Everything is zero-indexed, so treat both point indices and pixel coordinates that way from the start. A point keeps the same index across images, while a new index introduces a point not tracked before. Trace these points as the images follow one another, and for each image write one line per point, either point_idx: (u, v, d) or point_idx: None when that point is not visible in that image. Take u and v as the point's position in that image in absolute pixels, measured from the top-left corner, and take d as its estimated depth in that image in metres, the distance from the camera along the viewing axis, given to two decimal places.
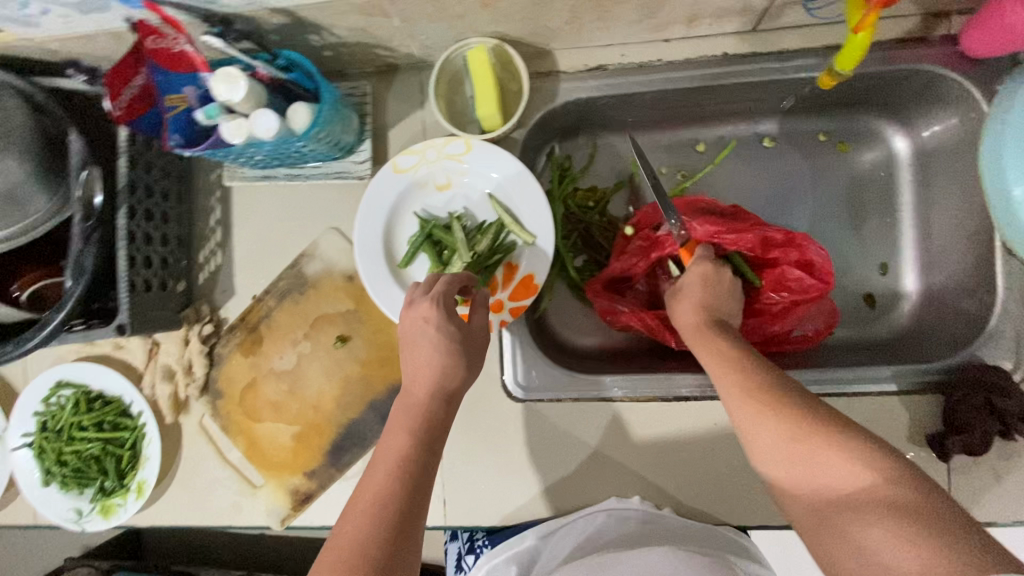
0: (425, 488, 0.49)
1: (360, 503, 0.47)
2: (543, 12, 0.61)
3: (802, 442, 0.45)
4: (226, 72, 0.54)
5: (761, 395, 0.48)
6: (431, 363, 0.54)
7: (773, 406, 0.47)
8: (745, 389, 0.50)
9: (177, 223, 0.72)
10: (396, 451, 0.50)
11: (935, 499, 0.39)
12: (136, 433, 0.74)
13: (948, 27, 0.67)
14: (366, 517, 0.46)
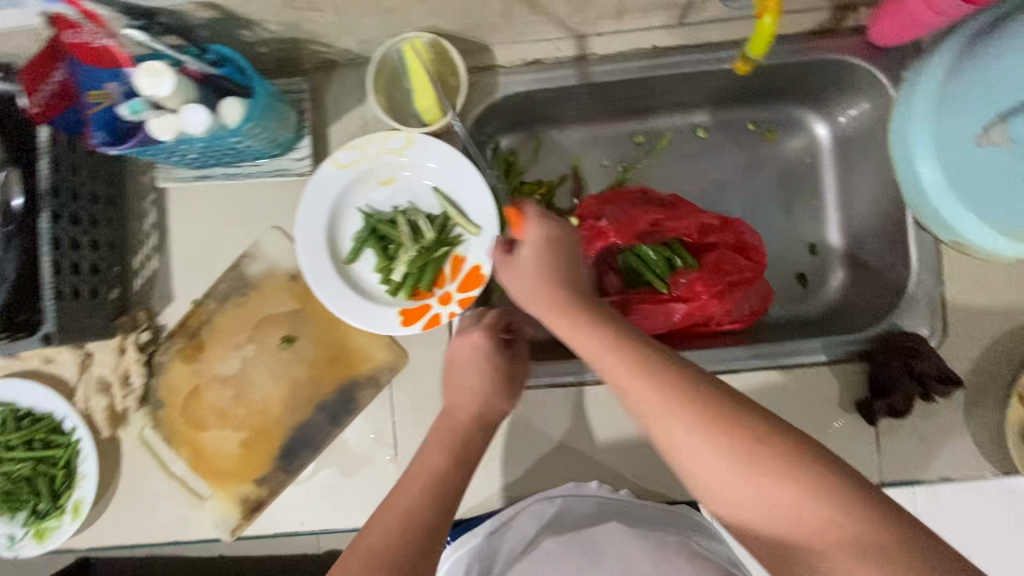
0: (448, 505, 0.52)
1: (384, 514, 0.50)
2: (476, 6, 0.62)
3: (713, 418, 0.43)
4: (150, 66, 0.53)
5: (659, 374, 0.45)
6: (475, 390, 0.62)
7: (671, 389, 0.44)
8: (640, 365, 0.46)
9: (109, 227, 0.69)
10: (423, 472, 0.55)
11: (893, 520, 0.40)
12: (70, 451, 0.70)
13: (855, 19, 0.71)
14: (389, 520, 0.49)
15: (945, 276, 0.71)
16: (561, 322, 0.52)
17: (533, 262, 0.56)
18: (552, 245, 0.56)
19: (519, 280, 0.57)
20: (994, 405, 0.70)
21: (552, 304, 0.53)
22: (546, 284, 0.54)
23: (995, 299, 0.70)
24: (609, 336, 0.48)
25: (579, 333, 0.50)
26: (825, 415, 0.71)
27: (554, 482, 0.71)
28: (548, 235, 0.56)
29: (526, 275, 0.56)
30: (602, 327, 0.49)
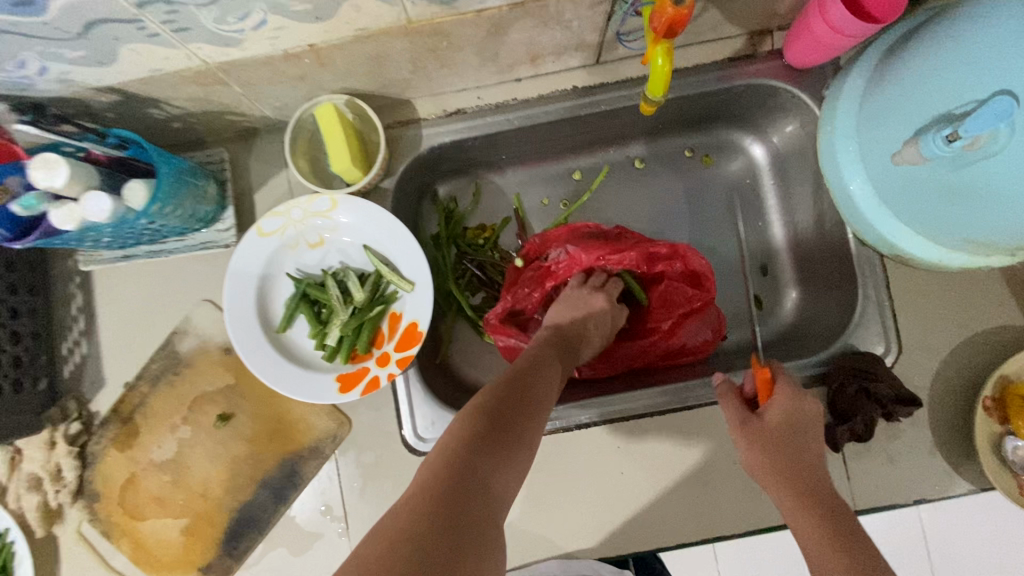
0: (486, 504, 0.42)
1: (406, 494, 0.42)
2: (384, 65, 0.62)
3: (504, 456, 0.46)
4: (43, 158, 0.51)
5: (489, 415, 0.48)
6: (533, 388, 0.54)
7: (792, 480, 0.54)
8: (523, 406, 0.51)
9: (31, 316, 0.67)
10: (454, 441, 0.46)
11: None
12: (2, 554, 0.66)
13: (772, 42, 0.71)
14: (407, 507, 0.40)
15: (892, 290, 0.70)
16: (533, 365, 0.57)
17: (764, 440, 0.56)
18: (791, 414, 0.57)
19: (750, 453, 0.57)
20: (960, 420, 0.67)
21: (782, 476, 0.54)
22: (761, 441, 0.56)
23: (947, 310, 0.69)
24: (775, 453, 0.55)
25: (772, 479, 0.55)
26: None
27: (515, 542, 0.68)
28: (803, 416, 0.57)
29: (756, 448, 0.56)
30: (793, 464, 0.55)
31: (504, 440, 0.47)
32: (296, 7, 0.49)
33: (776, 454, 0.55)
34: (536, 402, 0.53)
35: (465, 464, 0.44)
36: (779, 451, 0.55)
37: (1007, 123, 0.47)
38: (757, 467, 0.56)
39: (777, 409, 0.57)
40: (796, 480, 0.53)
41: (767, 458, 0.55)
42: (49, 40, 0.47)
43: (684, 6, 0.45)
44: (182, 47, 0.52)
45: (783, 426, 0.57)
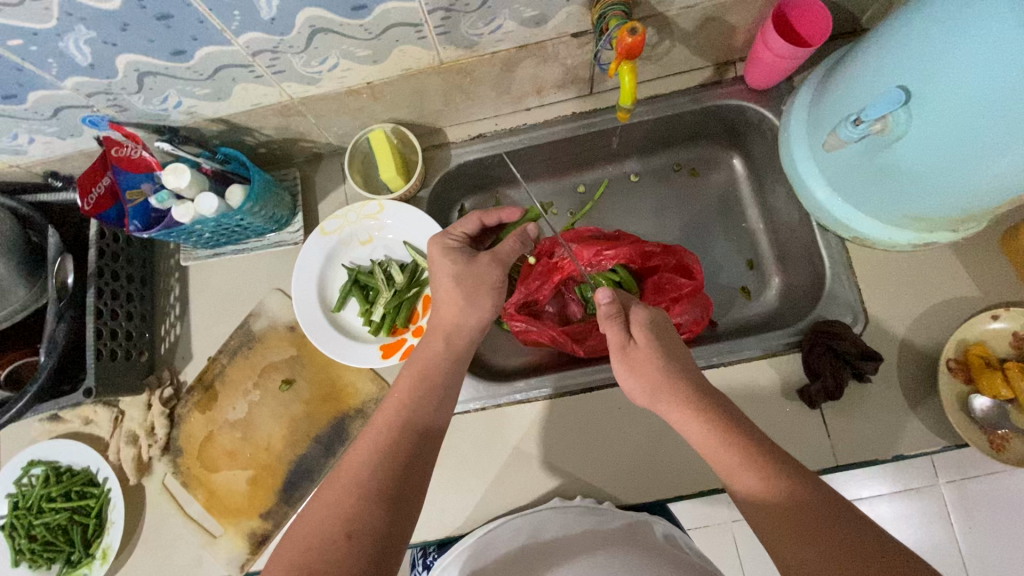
0: (413, 461, 0.60)
1: (346, 504, 0.55)
2: (422, 98, 0.80)
3: (420, 452, 0.61)
4: (174, 167, 0.70)
5: (402, 423, 0.62)
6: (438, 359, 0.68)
7: (692, 403, 0.59)
8: (425, 400, 0.64)
9: (141, 301, 0.84)
10: (377, 446, 0.60)
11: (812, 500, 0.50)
12: (100, 501, 0.79)
13: (735, 71, 0.87)
14: (353, 512, 0.55)
15: (856, 269, 0.80)
16: (437, 349, 0.69)
17: (628, 355, 0.63)
18: (649, 326, 0.65)
19: (632, 375, 0.63)
20: (928, 382, 0.75)
21: (665, 388, 0.60)
22: (633, 361, 0.63)
23: (907, 285, 0.78)
24: (656, 371, 0.61)
25: (662, 392, 0.60)
26: (771, 406, 0.77)
27: (532, 493, 0.77)
28: (661, 328, 0.65)
29: (622, 358, 0.64)
30: (669, 380, 0.60)
31: (422, 401, 0.64)
32: (360, 53, 0.67)
33: (643, 364, 0.62)
34: (434, 393, 0.65)
35: (397, 464, 0.59)
36: (651, 367, 0.61)
37: (901, 107, 0.59)
38: (640, 381, 0.62)
39: (638, 322, 0.65)
40: (679, 392, 0.59)
41: (642, 371, 0.62)
42: (186, 81, 0.66)
43: (637, 36, 0.62)
44: (276, 86, 0.71)
45: (642, 343, 0.63)
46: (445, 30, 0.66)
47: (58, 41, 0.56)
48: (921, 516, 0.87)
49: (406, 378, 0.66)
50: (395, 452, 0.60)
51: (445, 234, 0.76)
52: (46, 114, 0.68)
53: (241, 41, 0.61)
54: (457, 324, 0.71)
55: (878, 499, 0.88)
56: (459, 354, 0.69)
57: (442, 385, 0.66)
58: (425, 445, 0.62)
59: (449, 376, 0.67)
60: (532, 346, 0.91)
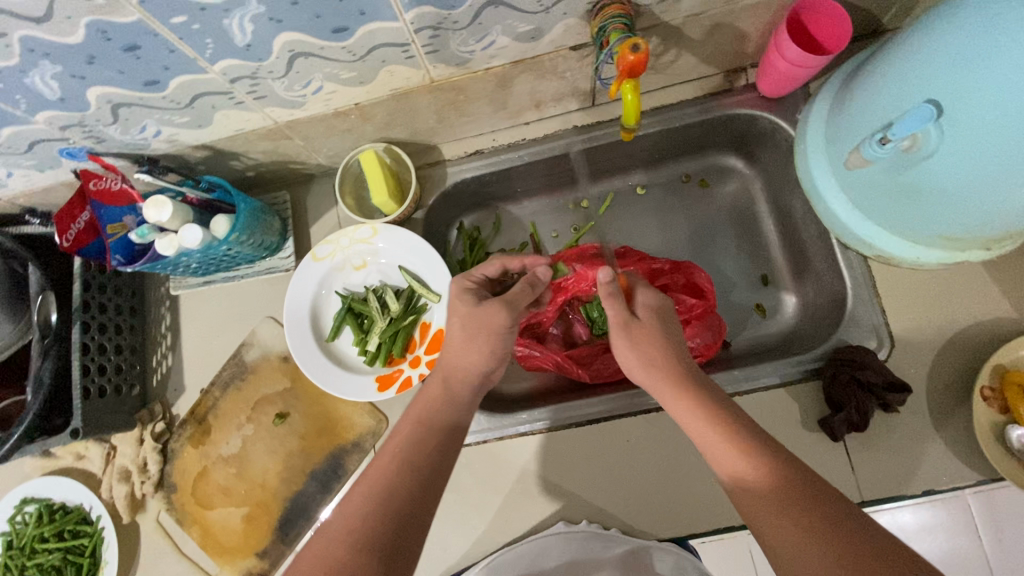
0: (418, 502, 0.53)
1: (339, 549, 0.48)
2: (414, 117, 0.76)
3: (429, 495, 0.54)
4: (155, 199, 0.66)
5: (403, 459, 0.55)
6: (438, 396, 0.62)
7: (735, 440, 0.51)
8: (432, 443, 0.57)
9: (131, 333, 0.82)
10: (377, 483, 0.53)
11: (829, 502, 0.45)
12: (94, 539, 0.77)
13: (747, 78, 0.81)
14: (348, 559, 0.47)
15: (879, 289, 0.75)
16: (437, 389, 0.62)
17: (659, 363, 0.59)
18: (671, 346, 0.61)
19: (682, 402, 0.56)
20: (959, 410, 0.69)
21: (681, 416, 0.56)
22: (665, 376, 0.59)
23: (935, 306, 0.73)
24: (698, 415, 0.54)
25: (702, 431, 0.54)
26: (790, 437, 0.72)
27: (537, 531, 0.73)
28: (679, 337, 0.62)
29: (641, 358, 0.61)
30: (716, 423, 0.53)
31: (424, 432, 0.58)
32: (344, 75, 0.63)
33: (671, 386, 0.57)
34: (439, 438, 0.58)
35: (397, 500, 0.52)
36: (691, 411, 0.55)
37: (933, 124, 0.54)
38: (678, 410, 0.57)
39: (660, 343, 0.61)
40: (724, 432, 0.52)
41: (670, 390, 0.57)
42: (162, 110, 0.63)
43: (640, 53, 0.57)
44: (259, 111, 0.67)
45: (678, 363, 0.59)
46: (434, 48, 0.62)
47: (24, 77, 0.53)
48: (948, 530, 0.68)
49: (416, 420, 0.59)
50: (394, 495, 0.52)
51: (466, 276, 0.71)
52: (22, 148, 0.65)
53: (217, 69, 0.57)
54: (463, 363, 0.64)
55: (899, 508, 0.69)
56: (466, 391, 0.63)
57: (452, 427, 0.60)
58: (433, 492, 0.54)
59: (461, 417, 0.61)
60: (536, 371, 0.87)
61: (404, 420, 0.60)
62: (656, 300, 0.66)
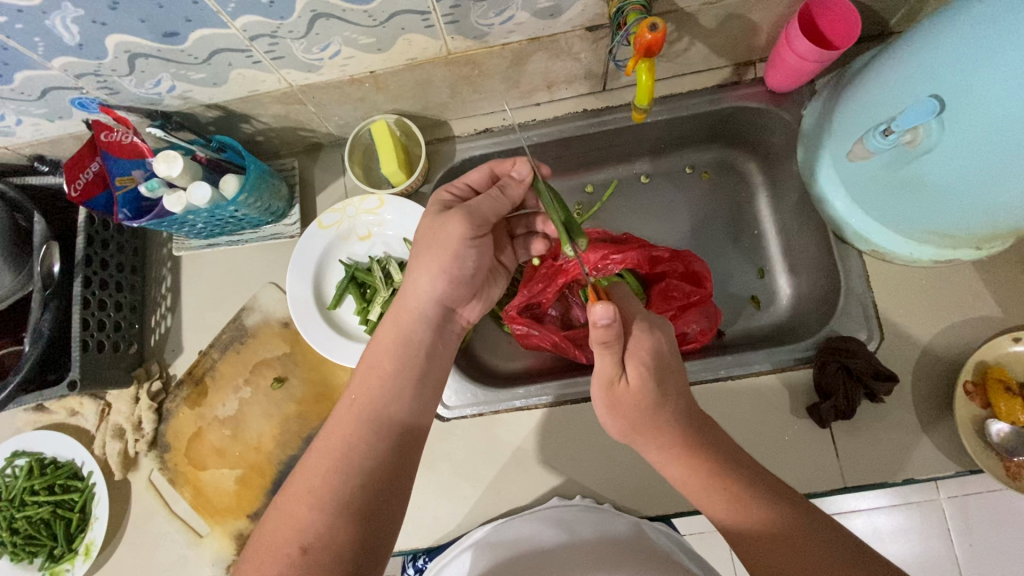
0: (394, 467, 0.54)
1: (298, 510, 0.50)
2: (426, 89, 0.76)
3: (406, 453, 0.56)
4: (166, 153, 0.66)
5: (373, 418, 0.55)
6: (414, 337, 0.61)
7: (749, 512, 0.51)
8: (389, 390, 0.57)
9: (131, 291, 0.82)
10: (352, 437, 0.54)
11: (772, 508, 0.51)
12: (85, 495, 0.76)
13: (755, 72, 0.83)
14: (314, 524, 0.49)
15: (872, 283, 0.77)
16: (391, 333, 0.61)
17: (641, 425, 0.57)
18: (649, 364, 0.57)
19: (652, 446, 0.57)
20: (943, 403, 0.72)
21: (640, 430, 0.57)
22: (648, 432, 0.57)
23: (925, 302, 0.75)
24: (696, 476, 0.55)
25: (703, 495, 0.54)
26: (779, 422, 0.74)
27: (528, 503, 0.74)
28: (651, 344, 0.59)
29: (621, 416, 0.58)
30: (705, 471, 0.54)
31: (405, 381, 0.58)
32: (363, 40, 0.64)
33: (652, 437, 0.57)
34: (399, 388, 0.58)
35: (373, 459, 0.54)
36: (685, 472, 0.55)
37: (935, 118, 0.55)
38: (663, 461, 0.57)
39: (635, 357, 0.58)
40: (728, 494, 0.53)
41: (650, 439, 0.57)
42: (179, 64, 0.63)
43: (658, 32, 0.60)
44: (275, 73, 0.67)
45: (668, 419, 0.57)
46: (454, 19, 0.63)
47: (45, 19, 0.53)
48: (921, 533, 0.76)
49: (373, 369, 0.58)
50: (363, 457, 0.53)
51: (447, 187, 0.67)
52: (35, 95, 0.65)
53: (238, 25, 0.58)
54: (418, 296, 0.62)
55: (876, 511, 0.78)
56: (425, 329, 0.62)
57: (415, 370, 0.59)
58: (404, 444, 0.56)
59: (427, 359, 0.61)
60: (533, 350, 0.88)
61: (360, 372, 0.59)
62: (650, 350, 0.59)
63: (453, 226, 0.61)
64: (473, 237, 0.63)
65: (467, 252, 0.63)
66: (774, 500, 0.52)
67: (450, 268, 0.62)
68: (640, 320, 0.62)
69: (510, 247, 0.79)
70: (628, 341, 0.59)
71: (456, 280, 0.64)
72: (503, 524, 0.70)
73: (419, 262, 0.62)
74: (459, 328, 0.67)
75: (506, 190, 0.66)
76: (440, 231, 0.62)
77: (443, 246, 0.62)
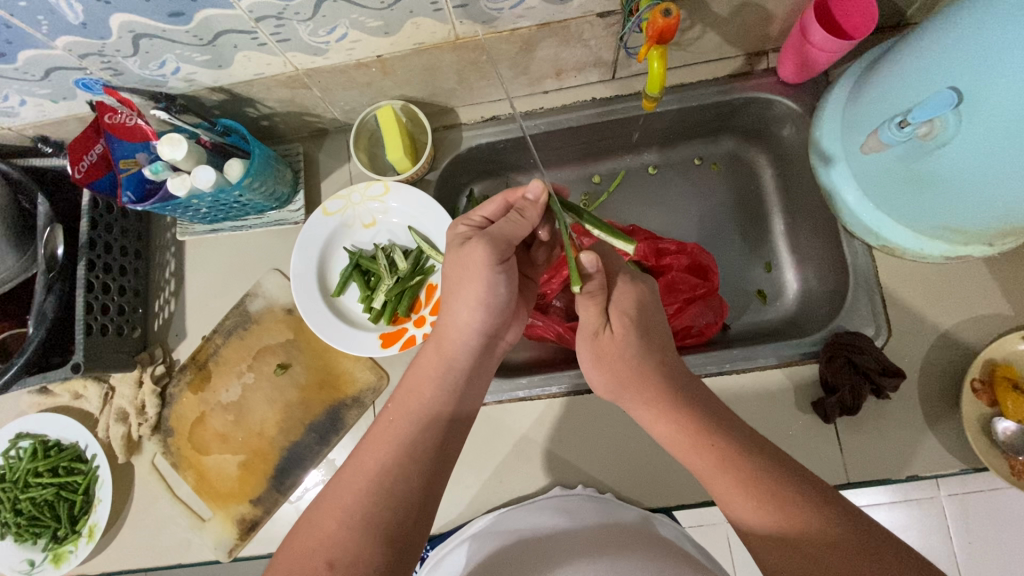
0: (414, 469, 0.54)
1: (328, 527, 0.50)
2: (434, 75, 0.75)
3: (417, 449, 0.55)
4: (170, 136, 0.65)
5: (405, 430, 0.55)
6: (455, 364, 0.60)
7: (737, 474, 0.50)
8: (429, 410, 0.57)
9: (134, 275, 0.82)
10: (381, 451, 0.54)
11: (760, 464, 0.50)
12: (88, 477, 0.77)
13: (768, 62, 0.82)
14: (344, 541, 0.49)
15: (882, 278, 0.76)
16: (433, 360, 0.60)
17: (630, 380, 0.58)
18: (632, 314, 0.61)
19: (643, 406, 0.58)
20: (949, 400, 0.71)
21: (628, 384, 0.59)
22: (639, 390, 0.58)
23: (935, 298, 0.74)
24: (685, 437, 0.54)
25: (690, 453, 0.54)
26: (785, 417, 0.74)
27: (531, 493, 0.74)
28: (636, 299, 0.62)
29: (607, 370, 0.60)
30: (701, 435, 0.53)
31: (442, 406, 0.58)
32: (370, 24, 0.63)
33: (638, 392, 0.58)
34: (433, 413, 0.57)
35: (385, 458, 0.53)
36: (685, 450, 0.54)
37: (952, 111, 0.54)
38: (651, 420, 0.57)
39: (619, 308, 0.61)
40: (717, 454, 0.52)
41: (636, 395, 0.58)
42: (184, 45, 0.62)
43: (671, 18, 0.60)
44: (281, 55, 0.66)
45: (653, 374, 0.58)
46: (463, 3, 0.62)
47: None
48: (921, 528, 0.75)
49: (412, 396, 0.58)
50: (388, 463, 0.53)
51: (464, 219, 0.65)
52: (38, 75, 0.64)
53: (244, 5, 0.57)
54: (460, 329, 0.60)
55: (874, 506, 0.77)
56: (468, 356, 0.61)
57: (454, 393, 0.59)
58: (431, 456, 0.55)
59: (466, 382, 0.60)
60: (536, 341, 0.87)
61: (398, 395, 0.59)
62: (633, 301, 0.62)
63: (481, 255, 0.58)
64: (502, 262, 0.60)
65: (500, 279, 0.60)
66: (766, 461, 0.50)
67: (487, 299, 0.59)
68: (624, 273, 0.64)
69: (528, 260, 0.74)
70: (613, 293, 0.62)
71: (496, 309, 0.61)
72: (503, 513, 0.70)
73: (457, 295, 0.60)
74: (500, 350, 0.65)
75: (524, 213, 0.63)
76: (467, 260, 0.59)
77: (476, 278, 0.59)
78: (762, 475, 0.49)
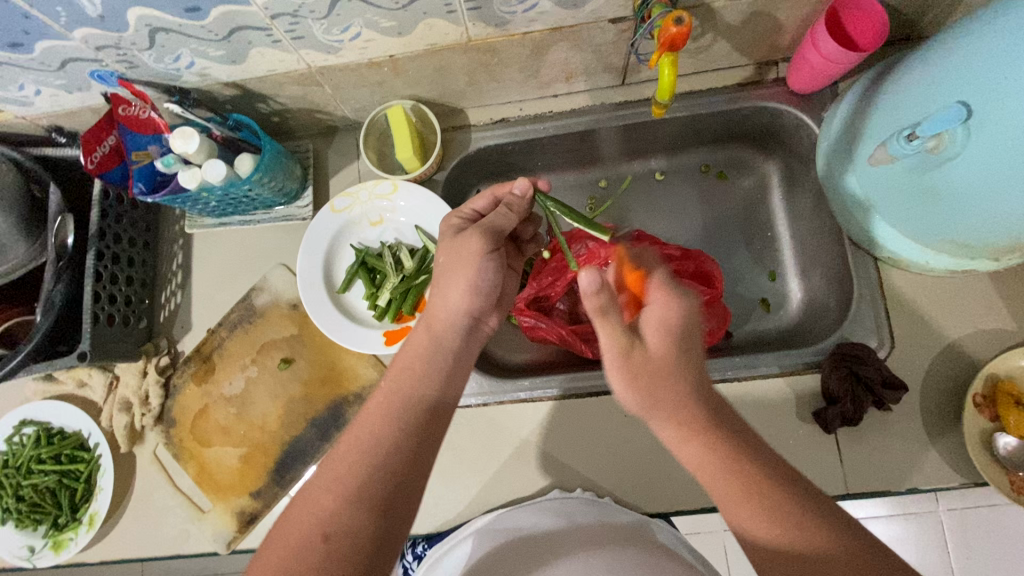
0: (419, 468, 0.53)
1: (325, 499, 0.49)
2: (445, 76, 0.76)
3: (422, 452, 0.53)
4: (182, 129, 0.66)
5: (402, 418, 0.55)
6: (444, 344, 0.60)
7: (763, 501, 0.48)
8: (417, 383, 0.57)
9: (142, 266, 0.82)
10: (377, 441, 0.53)
11: (787, 492, 0.48)
12: (90, 465, 0.77)
13: (777, 72, 0.82)
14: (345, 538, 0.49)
15: (886, 290, 0.76)
16: (423, 338, 0.60)
17: (663, 402, 0.52)
18: (669, 329, 0.54)
19: (669, 426, 0.52)
20: (950, 414, 0.71)
21: (661, 406, 0.52)
22: (668, 411, 0.52)
23: (938, 311, 0.74)
24: (710, 460, 0.50)
25: (712, 476, 0.50)
26: (786, 426, 0.74)
27: (530, 495, 0.74)
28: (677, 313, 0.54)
29: (640, 391, 0.53)
30: (731, 461, 0.50)
31: (430, 381, 0.57)
32: (384, 23, 0.63)
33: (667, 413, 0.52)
34: (423, 392, 0.56)
35: (385, 456, 0.52)
36: (705, 473, 0.51)
37: (961, 125, 0.54)
38: (678, 442, 0.52)
39: (653, 323, 0.54)
40: (741, 479, 0.49)
41: (665, 416, 0.52)
42: (199, 40, 0.63)
43: (683, 27, 0.60)
44: (294, 53, 0.67)
45: (685, 394, 0.52)
46: (476, 5, 0.62)
47: None
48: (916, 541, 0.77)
49: (402, 369, 0.58)
50: (388, 455, 0.52)
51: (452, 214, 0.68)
52: (54, 66, 0.65)
53: (259, 2, 0.57)
54: (448, 312, 0.61)
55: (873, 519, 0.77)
56: (455, 338, 0.61)
57: (442, 369, 0.58)
58: (426, 449, 0.54)
59: (454, 363, 0.59)
60: (539, 343, 0.87)
61: (392, 372, 0.58)
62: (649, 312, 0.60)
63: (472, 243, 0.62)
64: (491, 250, 0.63)
65: (489, 266, 0.63)
66: (789, 486, 0.49)
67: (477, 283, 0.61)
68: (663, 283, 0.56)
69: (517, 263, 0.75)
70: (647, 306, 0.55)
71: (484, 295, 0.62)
72: (504, 513, 0.69)
73: (445, 279, 0.62)
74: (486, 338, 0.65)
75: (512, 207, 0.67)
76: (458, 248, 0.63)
77: (467, 263, 0.62)
78: (790, 505, 0.48)
